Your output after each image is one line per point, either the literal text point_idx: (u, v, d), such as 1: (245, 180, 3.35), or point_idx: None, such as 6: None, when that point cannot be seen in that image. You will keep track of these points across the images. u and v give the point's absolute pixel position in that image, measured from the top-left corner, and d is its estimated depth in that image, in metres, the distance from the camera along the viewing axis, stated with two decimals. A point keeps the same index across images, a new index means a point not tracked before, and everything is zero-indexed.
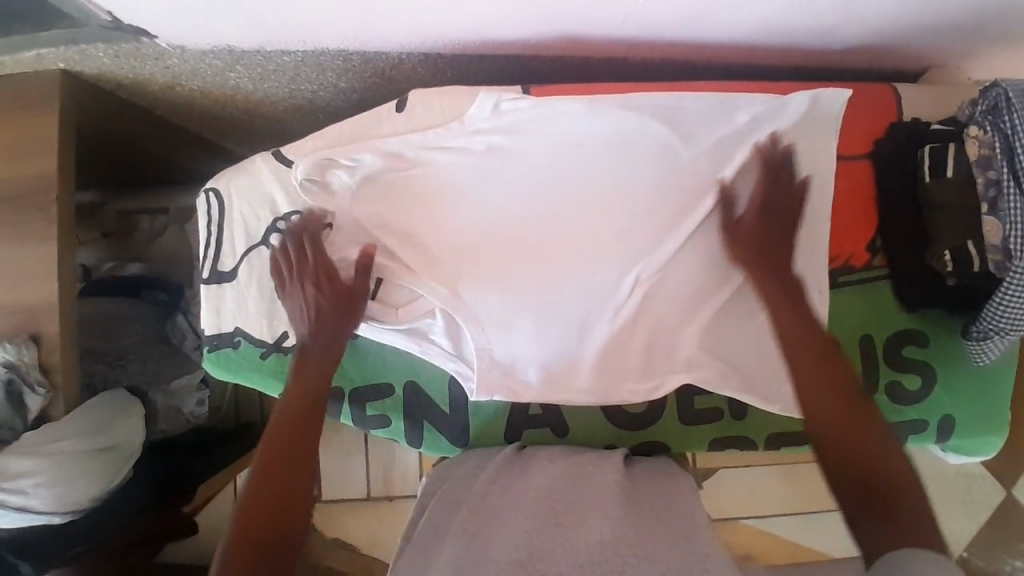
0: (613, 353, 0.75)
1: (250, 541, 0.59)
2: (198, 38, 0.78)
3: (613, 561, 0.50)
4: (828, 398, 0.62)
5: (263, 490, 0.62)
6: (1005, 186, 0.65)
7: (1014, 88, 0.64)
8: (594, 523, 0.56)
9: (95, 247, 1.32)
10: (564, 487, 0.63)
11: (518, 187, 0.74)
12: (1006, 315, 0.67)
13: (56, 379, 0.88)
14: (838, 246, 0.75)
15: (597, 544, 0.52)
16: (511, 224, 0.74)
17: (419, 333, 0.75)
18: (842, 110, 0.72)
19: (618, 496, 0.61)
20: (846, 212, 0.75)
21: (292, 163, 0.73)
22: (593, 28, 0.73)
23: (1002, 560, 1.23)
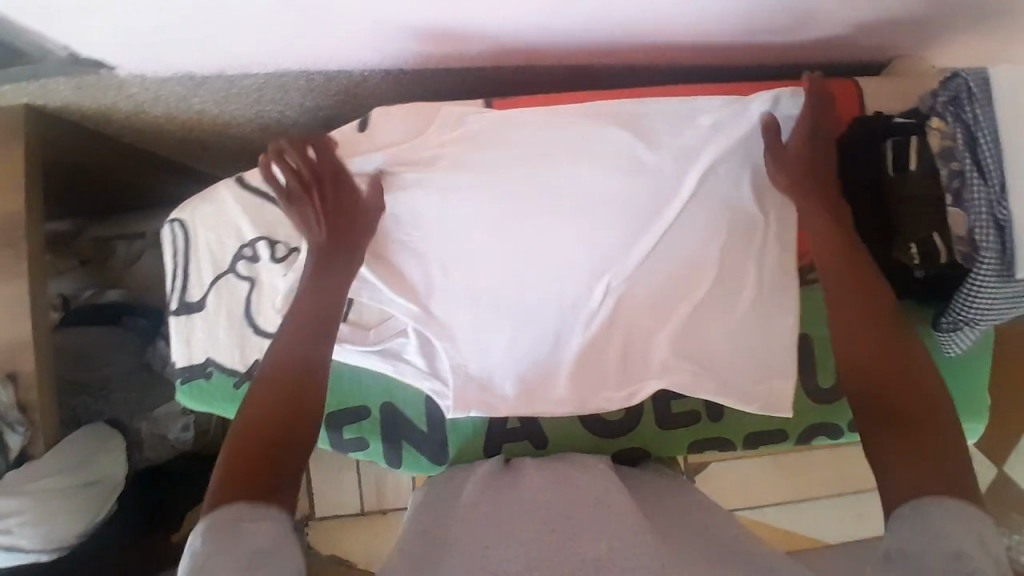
0: (588, 362, 0.75)
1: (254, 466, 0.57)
2: (155, 66, 0.77)
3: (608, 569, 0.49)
4: (868, 350, 0.65)
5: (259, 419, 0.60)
6: (969, 176, 0.64)
7: (975, 77, 0.64)
8: (587, 537, 0.54)
9: (73, 276, 1.23)
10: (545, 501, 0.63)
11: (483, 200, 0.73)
12: (975, 303, 0.68)
13: (35, 417, 0.87)
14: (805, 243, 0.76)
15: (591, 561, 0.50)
16: (480, 239, 0.74)
17: (393, 353, 0.75)
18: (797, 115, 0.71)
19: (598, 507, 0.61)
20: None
21: (256, 190, 0.71)
22: (554, 36, 0.72)
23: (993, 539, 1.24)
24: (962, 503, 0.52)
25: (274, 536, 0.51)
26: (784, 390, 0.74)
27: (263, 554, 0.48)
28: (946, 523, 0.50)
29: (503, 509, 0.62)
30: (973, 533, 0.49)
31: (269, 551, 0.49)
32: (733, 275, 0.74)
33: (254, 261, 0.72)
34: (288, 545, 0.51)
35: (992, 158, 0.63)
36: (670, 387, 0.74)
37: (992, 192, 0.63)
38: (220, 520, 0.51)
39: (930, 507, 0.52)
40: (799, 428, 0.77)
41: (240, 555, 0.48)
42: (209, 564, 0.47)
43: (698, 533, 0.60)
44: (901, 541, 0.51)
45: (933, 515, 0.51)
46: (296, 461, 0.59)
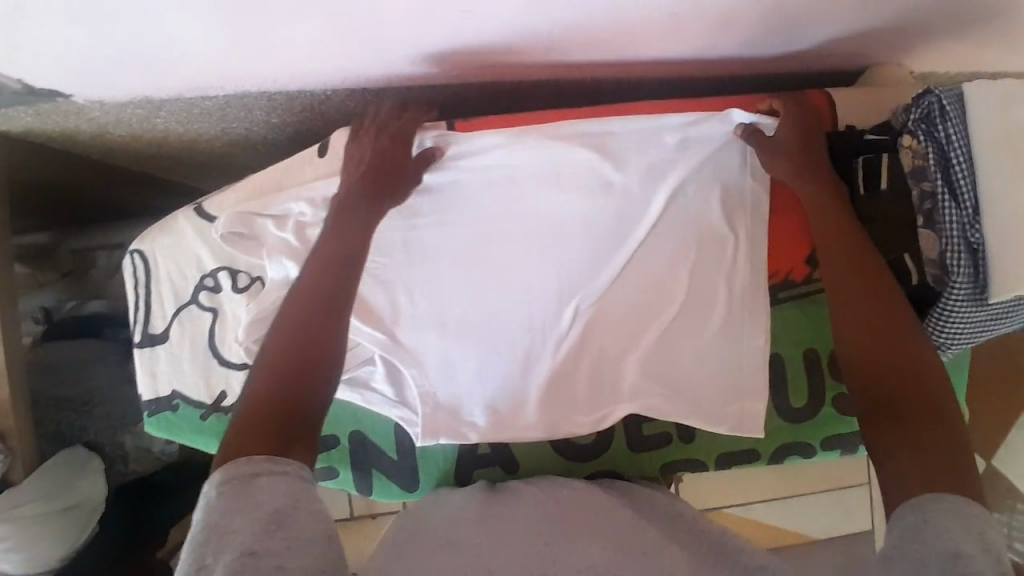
0: (556, 386, 0.74)
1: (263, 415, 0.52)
2: (110, 92, 0.74)
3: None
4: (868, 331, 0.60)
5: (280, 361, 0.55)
6: (940, 197, 0.62)
7: (949, 95, 0.61)
8: (581, 546, 0.58)
9: (54, 288, 1.21)
10: (519, 532, 0.62)
11: (444, 223, 0.72)
12: (946, 329, 0.66)
13: (13, 444, 0.85)
14: (774, 261, 0.74)
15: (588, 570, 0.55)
16: (446, 263, 0.72)
17: (360, 381, 0.74)
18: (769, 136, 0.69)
19: (572, 539, 0.60)
20: (783, 228, 0.73)
21: (215, 219, 0.70)
22: (519, 53, 0.70)
23: None
24: (965, 498, 0.48)
25: (289, 494, 0.47)
26: (756, 410, 0.73)
27: (283, 515, 0.45)
28: (951, 521, 0.46)
29: (478, 537, 0.61)
30: (972, 533, 0.46)
31: (286, 512, 0.46)
32: (703, 295, 0.73)
33: (215, 291, 0.72)
34: (307, 505, 0.47)
35: (964, 179, 0.61)
36: (642, 410, 0.73)
37: (964, 215, 0.61)
38: (234, 475, 0.47)
39: (931, 502, 0.48)
40: (772, 447, 0.77)
41: (255, 515, 0.45)
42: (224, 525, 0.44)
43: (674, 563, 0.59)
44: (894, 543, 0.48)
45: (935, 512, 0.47)
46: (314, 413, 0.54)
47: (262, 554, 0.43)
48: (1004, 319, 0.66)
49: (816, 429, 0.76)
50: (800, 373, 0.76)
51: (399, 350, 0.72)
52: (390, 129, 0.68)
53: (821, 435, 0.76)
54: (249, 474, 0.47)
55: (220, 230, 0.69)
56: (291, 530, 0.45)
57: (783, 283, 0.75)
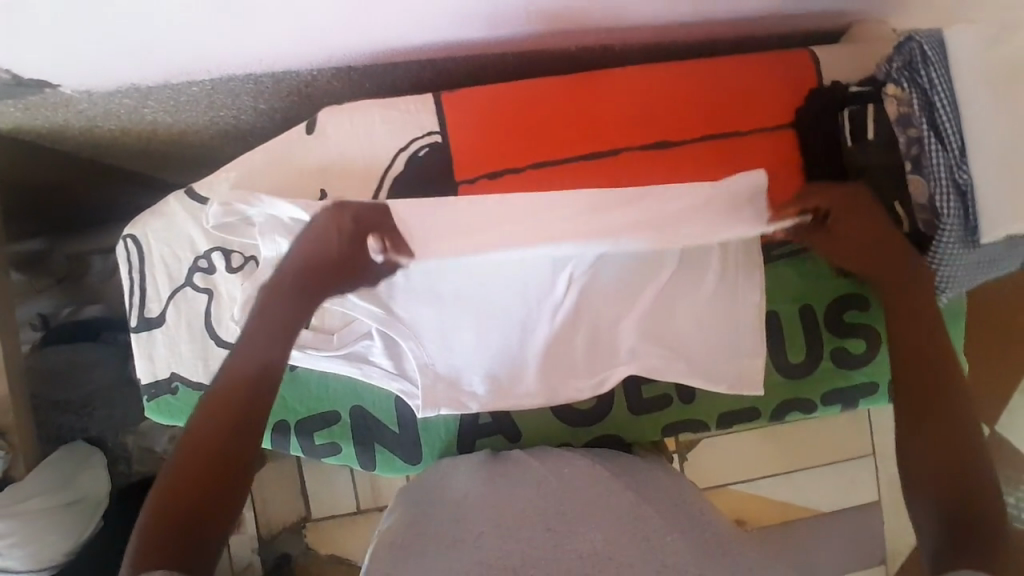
0: (555, 353, 0.75)
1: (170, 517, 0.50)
2: (96, 81, 0.73)
3: (608, 568, 0.53)
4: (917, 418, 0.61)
5: (193, 471, 0.53)
6: (927, 141, 0.63)
7: (930, 39, 0.62)
8: (585, 530, 0.57)
9: (49, 296, 1.15)
10: (528, 506, 0.62)
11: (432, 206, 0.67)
12: (940, 273, 0.67)
13: (14, 441, 0.85)
14: None
15: (590, 556, 0.54)
16: (455, 272, 0.72)
17: (358, 357, 0.74)
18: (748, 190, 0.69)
19: (579, 515, 0.60)
20: (784, 182, 0.72)
21: (206, 201, 0.71)
22: (506, 21, 0.70)
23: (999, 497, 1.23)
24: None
25: None
26: (754, 368, 0.74)
27: None
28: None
29: (489, 512, 0.62)
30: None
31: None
32: (694, 258, 0.74)
33: (210, 272, 0.73)
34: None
35: (950, 122, 0.62)
36: (642, 372, 0.74)
37: (951, 157, 0.62)
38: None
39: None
40: (772, 405, 0.77)
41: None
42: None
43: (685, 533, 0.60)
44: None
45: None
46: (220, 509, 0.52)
47: None
48: (1001, 258, 0.66)
49: (816, 383, 0.77)
50: (796, 328, 0.77)
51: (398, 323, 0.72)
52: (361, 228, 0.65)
53: (821, 390, 0.77)
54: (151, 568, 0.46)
55: (213, 216, 0.69)
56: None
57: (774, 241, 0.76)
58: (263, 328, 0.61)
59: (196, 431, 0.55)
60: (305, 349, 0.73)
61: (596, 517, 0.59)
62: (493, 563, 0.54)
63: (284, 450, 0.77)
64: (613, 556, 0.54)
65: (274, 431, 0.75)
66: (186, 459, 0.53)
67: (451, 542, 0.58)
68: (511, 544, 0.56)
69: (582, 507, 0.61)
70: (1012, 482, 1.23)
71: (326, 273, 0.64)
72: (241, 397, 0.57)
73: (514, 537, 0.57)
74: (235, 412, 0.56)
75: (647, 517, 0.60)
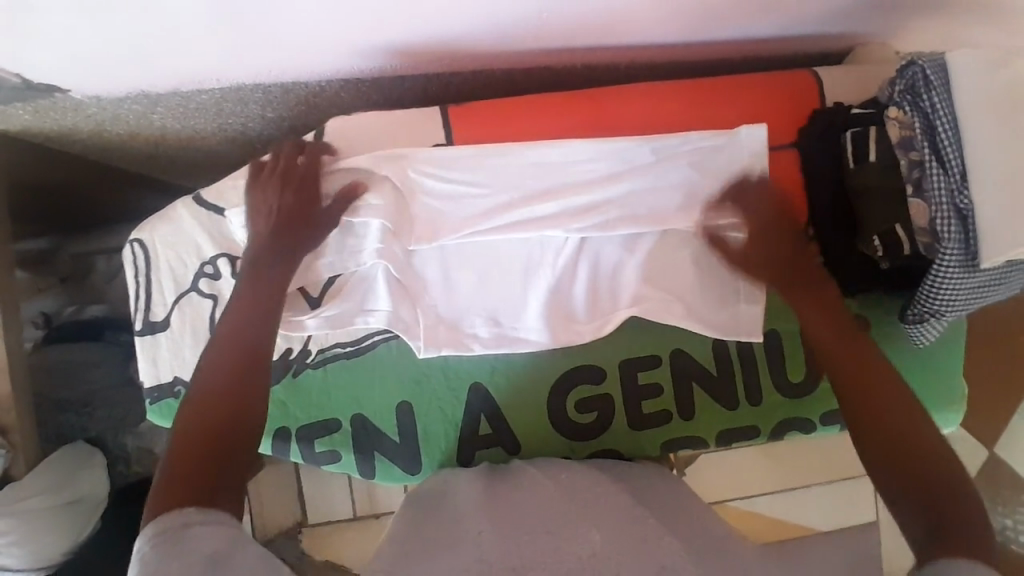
0: (558, 308, 0.76)
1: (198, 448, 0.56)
2: (108, 87, 0.74)
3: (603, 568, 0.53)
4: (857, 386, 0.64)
5: (208, 412, 0.59)
6: (928, 166, 0.64)
7: (932, 65, 0.63)
8: (581, 531, 0.57)
9: (54, 296, 1.15)
10: (528, 511, 0.62)
11: (440, 147, 0.72)
12: (938, 297, 0.67)
13: (15, 439, 0.85)
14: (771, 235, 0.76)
15: (587, 558, 0.54)
16: (475, 224, 0.72)
17: (361, 306, 0.73)
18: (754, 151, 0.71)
19: (577, 518, 0.60)
20: (784, 167, 0.75)
21: (214, 207, 0.72)
22: (513, 38, 0.71)
23: (997, 515, 1.24)
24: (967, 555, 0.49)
25: (222, 541, 0.49)
26: (751, 314, 0.75)
27: (217, 557, 0.48)
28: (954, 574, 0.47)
29: (488, 515, 0.62)
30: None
31: (218, 555, 0.48)
32: (705, 265, 0.75)
33: (215, 278, 0.74)
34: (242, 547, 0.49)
35: (950, 147, 0.62)
36: (641, 314, 0.75)
37: (952, 181, 0.62)
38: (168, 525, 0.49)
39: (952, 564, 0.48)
40: (772, 421, 0.78)
41: (192, 559, 0.47)
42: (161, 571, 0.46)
43: (687, 538, 0.60)
44: None
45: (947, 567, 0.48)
46: (240, 437, 0.59)
47: None
48: (1002, 283, 0.66)
49: (815, 404, 0.78)
50: None
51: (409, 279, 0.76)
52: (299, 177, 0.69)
53: (820, 410, 0.78)
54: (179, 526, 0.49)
55: (238, 229, 0.71)
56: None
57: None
58: (249, 283, 0.67)
59: (207, 372, 0.62)
60: (317, 312, 0.72)
61: (596, 521, 0.59)
62: (491, 562, 0.54)
63: (284, 457, 0.77)
64: (610, 555, 0.54)
65: (274, 437, 0.75)
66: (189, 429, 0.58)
67: (453, 543, 0.58)
68: (509, 546, 0.56)
69: (580, 511, 0.61)
70: (1009, 502, 1.24)
71: (295, 226, 0.68)
72: (239, 345, 0.64)
73: (516, 540, 0.57)
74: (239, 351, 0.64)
75: (647, 521, 0.60)
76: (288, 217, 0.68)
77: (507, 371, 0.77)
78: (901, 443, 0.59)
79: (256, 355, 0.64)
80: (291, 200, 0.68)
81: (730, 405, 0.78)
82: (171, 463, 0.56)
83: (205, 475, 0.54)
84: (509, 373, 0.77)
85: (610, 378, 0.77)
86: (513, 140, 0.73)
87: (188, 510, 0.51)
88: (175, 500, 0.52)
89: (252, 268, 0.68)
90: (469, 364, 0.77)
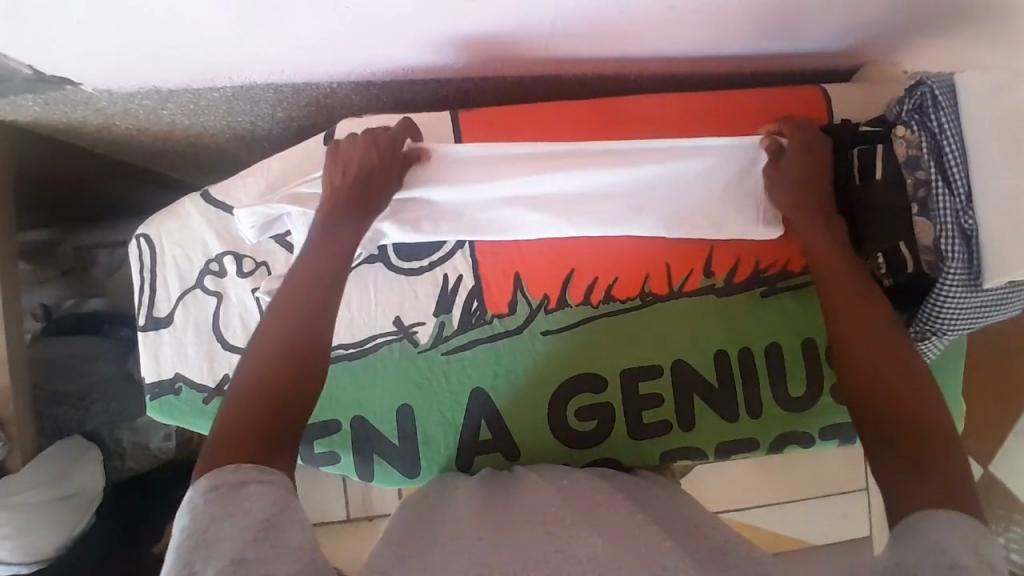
0: (564, 207, 0.73)
1: (271, 384, 0.54)
2: (120, 81, 0.74)
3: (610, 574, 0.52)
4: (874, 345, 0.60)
5: (281, 343, 0.56)
6: (934, 185, 0.64)
7: (940, 85, 0.64)
8: (586, 535, 0.57)
9: (55, 286, 1.15)
10: (534, 519, 0.61)
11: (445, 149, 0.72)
12: (942, 315, 0.68)
13: (12, 431, 0.83)
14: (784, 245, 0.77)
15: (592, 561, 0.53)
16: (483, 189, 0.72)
17: (366, 305, 0.76)
18: None
19: (584, 523, 0.59)
20: None
21: (222, 204, 0.73)
22: (526, 48, 0.72)
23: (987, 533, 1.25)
24: (960, 516, 0.47)
25: (273, 503, 0.46)
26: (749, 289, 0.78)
27: (268, 523, 0.45)
28: (943, 535, 0.46)
29: (493, 522, 0.61)
30: (961, 540, 0.45)
31: (271, 520, 0.45)
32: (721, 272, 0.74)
33: (221, 275, 0.74)
34: (291, 511, 0.47)
35: (956, 167, 0.63)
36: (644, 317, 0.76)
37: (958, 201, 0.63)
38: (223, 482, 0.46)
39: (929, 521, 0.47)
40: (772, 435, 0.79)
41: (243, 523, 0.44)
42: (212, 532, 0.43)
43: (694, 545, 0.59)
44: (899, 556, 0.46)
45: (930, 526, 0.47)
46: (311, 375, 0.56)
47: (252, 562, 0.42)
48: (1001, 305, 0.67)
49: (812, 418, 0.79)
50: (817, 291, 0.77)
51: (409, 279, 0.76)
52: (388, 154, 0.68)
53: (819, 425, 0.79)
54: (237, 483, 0.47)
55: (245, 227, 0.71)
56: (279, 539, 0.44)
57: (758, 273, 0.78)
58: (331, 230, 0.65)
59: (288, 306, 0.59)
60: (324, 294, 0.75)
61: (600, 527, 0.58)
62: (492, 565, 0.53)
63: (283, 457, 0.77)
64: (615, 558, 0.53)
65: None
66: (236, 403, 0.53)
67: (456, 546, 0.58)
68: (514, 551, 0.55)
69: (585, 517, 0.61)
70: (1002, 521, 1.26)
71: (369, 191, 0.67)
72: (312, 292, 0.61)
73: (516, 544, 0.56)
74: (316, 286, 0.61)
75: (649, 526, 0.59)
76: (362, 184, 0.67)
77: (509, 377, 0.77)
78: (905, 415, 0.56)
79: (329, 287, 0.62)
80: (374, 163, 0.67)
81: (732, 417, 0.78)
82: (247, 385, 0.54)
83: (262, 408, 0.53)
84: (511, 379, 0.77)
85: (612, 387, 0.77)
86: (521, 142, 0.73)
87: (248, 467, 0.48)
88: (239, 434, 0.50)
89: (328, 223, 0.65)
90: (470, 370, 0.77)
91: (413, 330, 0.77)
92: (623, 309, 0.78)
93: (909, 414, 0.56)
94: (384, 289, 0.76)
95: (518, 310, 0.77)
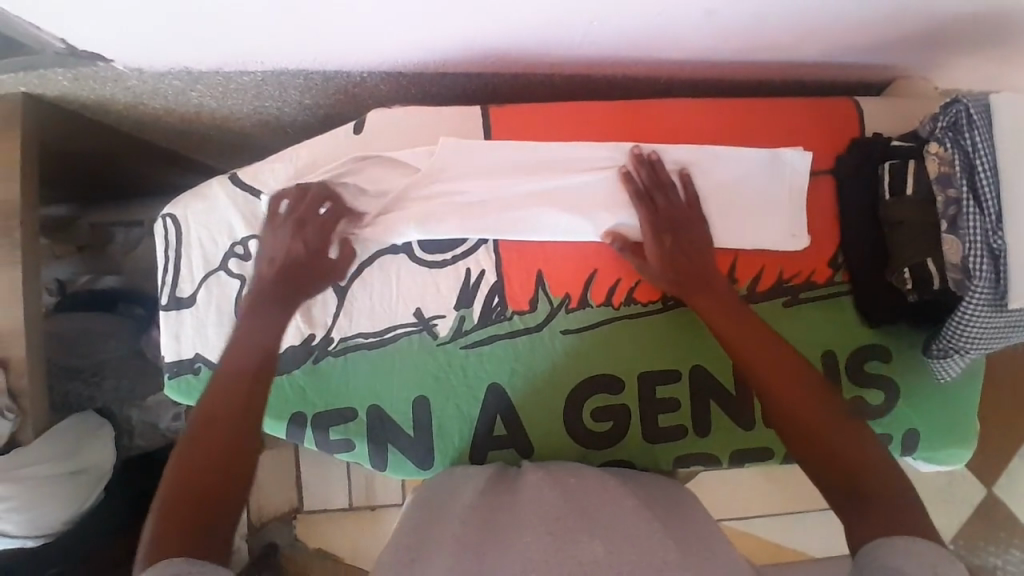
0: (591, 207, 0.74)
1: (202, 476, 0.55)
2: (152, 60, 0.74)
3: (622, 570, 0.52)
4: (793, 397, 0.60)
5: (214, 433, 0.58)
6: (965, 204, 0.65)
7: (976, 104, 0.65)
8: (598, 530, 0.57)
9: (72, 261, 1.16)
10: (545, 512, 0.61)
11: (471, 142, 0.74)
12: (967, 331, 0.67)
13: (24, 404, 0.84)
14: (813, 255, 0.76)
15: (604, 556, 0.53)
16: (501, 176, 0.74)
17: (388, 294, 0.76)
18: (803, 172, 0.75)
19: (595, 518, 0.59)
20: (818, 193, 0.76)
21: (250, 187, 0.74)
22: (557, 47, 0.72)
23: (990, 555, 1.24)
24: (913, 540, 0.49)
25: None
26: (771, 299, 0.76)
27: None
28: (899, 561, 0.47)
29: (504, 514, 0.61)
30: (916, 561, 0.47)
31: None
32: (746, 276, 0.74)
33: (245, 258, 0.74)
34: None
35: (989, 187, 0.63)
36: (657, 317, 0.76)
37: (987, 221, 0.64)
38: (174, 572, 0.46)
39: (882, 548, 0.49)
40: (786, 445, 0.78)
41: None
42: None
43: (706, 546, 0.59)
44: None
45: (889, 556, 0.48)
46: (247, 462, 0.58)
47: None
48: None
49: None
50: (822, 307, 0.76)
51: (432, 271, 0.76)
52: (319, 230, 0.71)
53: None
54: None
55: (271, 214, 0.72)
56: None
57: (782, 282, 0.76)
58: (258, 314, 0.68)
59: (216, 396, 0.61)
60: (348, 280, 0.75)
61: (612, 523, 0.58)
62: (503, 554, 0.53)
63: (298, 442, 0.77)
64: (629, 554, 0.53)
65: (291, 423, 0.75)
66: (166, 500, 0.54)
67: (467, 536, 0.58)
68: (526, 543, 0.55)
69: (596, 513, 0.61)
70: (1002, 543, 1.25)
71: (298, 279, 0.71)
72: (243, 381, 0.63)
73: (528, 536, 0.56)
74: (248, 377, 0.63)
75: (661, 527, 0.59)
76: (293, 269, 0.71)
77: (526, 374, 0.77)
78: (844, 463, 0.57)
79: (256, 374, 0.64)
80: (303, 253, 0.71)
81: (747, 426, 0.78)
82: (181, 479, 0.55)
83: (193, 501, 0.54)
84: (529, 375, 0.77)
85: (629, 390, 0.77)
86: (545, 141, 0.75)
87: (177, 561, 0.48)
88: (173, 531, 0.51)
89: (255, 308, 0.68)
90: (487, 363, 0.77)
91: (433, 323, 0.77)
92: (644, 312, 0.77)
93: (848, 465, 0.57)
94: (406, 280, 0.76)
95: (539, 307, 0.77)
